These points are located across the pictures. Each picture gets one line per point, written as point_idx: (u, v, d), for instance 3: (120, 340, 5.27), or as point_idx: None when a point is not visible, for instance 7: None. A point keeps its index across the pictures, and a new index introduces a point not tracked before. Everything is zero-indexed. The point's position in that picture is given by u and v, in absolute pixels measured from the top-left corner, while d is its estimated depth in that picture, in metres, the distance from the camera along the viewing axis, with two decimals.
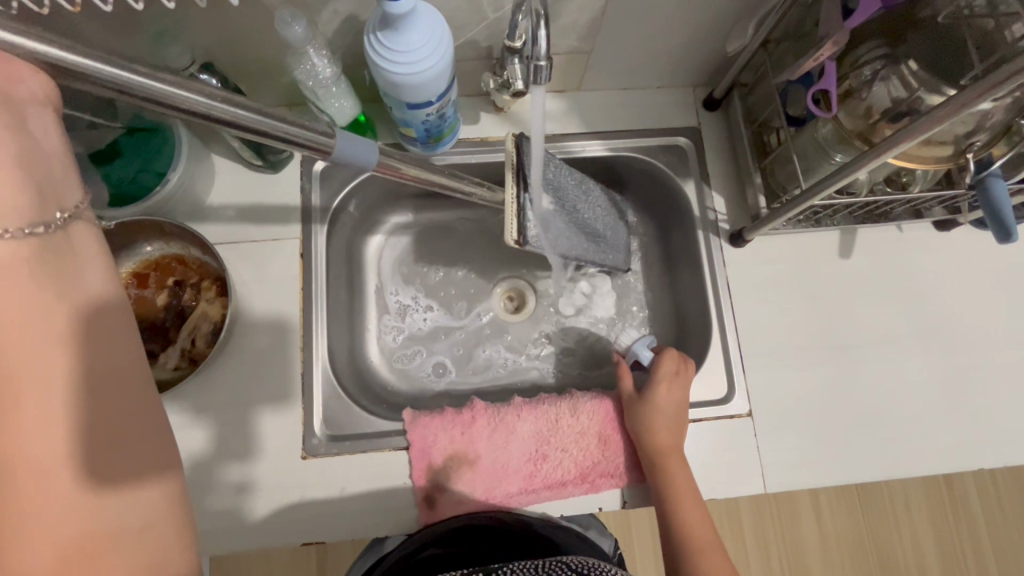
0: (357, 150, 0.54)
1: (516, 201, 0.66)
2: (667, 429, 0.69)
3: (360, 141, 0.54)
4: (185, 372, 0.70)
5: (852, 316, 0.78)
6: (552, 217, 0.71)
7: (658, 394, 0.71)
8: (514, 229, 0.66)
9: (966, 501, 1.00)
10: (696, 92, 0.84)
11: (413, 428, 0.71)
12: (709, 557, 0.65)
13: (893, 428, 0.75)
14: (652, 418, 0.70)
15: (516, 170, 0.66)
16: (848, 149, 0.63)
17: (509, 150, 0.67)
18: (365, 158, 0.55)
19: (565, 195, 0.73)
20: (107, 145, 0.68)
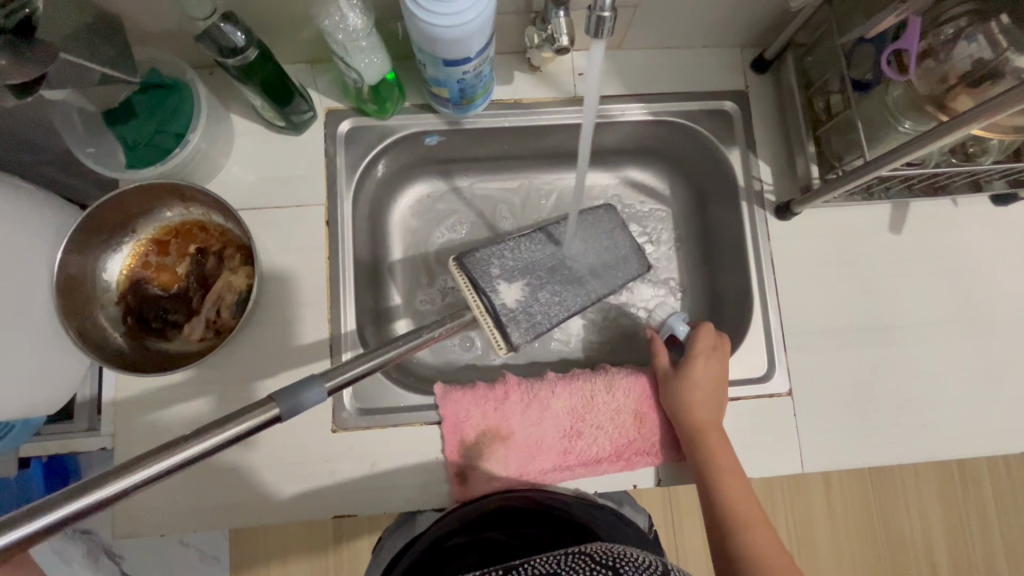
0: (298, 397, 0.43)
1: (488, 315, 0.64)
2: (707, 409, 0.67)
3: (298, 384, 0.44)
4: (210, 344, 0.68)
5: (898, 294, 0.75)
6: (531, 298, 0.68)
7: (699, 372, 0.68)
8: (499, 339, 0.65)
9: (980, 486, 1.02)
10: (744, 52, 0.79)
11: (445, 403, 0.69)
12: (757, 537, 0.62)
13: (935, 414, 0.73)
14: (691, 397, 0.68)
15: (473, 287, 0.65)
16: (919, 116, 0.59)
17: (458, 277, 0.66)
18: (316, 399, 0.45)
19: (535, 271, 0.70)
20: (122, 103, 0.64)
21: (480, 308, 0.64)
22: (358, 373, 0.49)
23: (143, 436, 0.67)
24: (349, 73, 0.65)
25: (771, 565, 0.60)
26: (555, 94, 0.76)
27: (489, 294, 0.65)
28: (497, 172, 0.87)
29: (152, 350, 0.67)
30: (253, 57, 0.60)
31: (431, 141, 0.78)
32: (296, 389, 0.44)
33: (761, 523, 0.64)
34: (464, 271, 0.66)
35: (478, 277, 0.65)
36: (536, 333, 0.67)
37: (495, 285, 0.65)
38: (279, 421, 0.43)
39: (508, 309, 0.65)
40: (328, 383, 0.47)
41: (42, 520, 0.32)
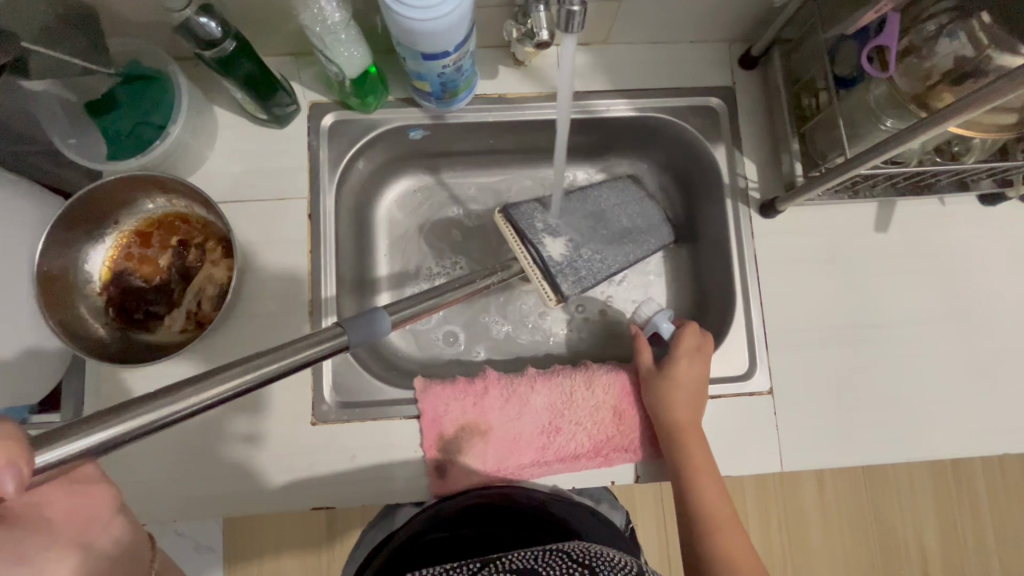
0: (364, 328, 0.47)
1: (536, 267, 0.70)
2: (687, 407, 0.67)
3: (364, 318, 0.48)
4: (191, 335, 0.68)
5: (884, 293, 0.75)
6: (576, 252, 0.72)
7: (680, 371, 0.68)
8: (550, 290, 0.70)
9: (973, 486, 1.02)
10: (732, 48, 0.78)
11: (425, 397, 0.69)
12: (725, 536, 0.64)
13: (919, 413, 0.73)
14: (670, 394, 0.68)
15: (519, 240, 0.70)
16: (902, 114, 0.58)
17: (506, 229, 0.71)
18: (377, 330, 0.48)
19: (578, 228, 0.74)
20: (106, 94, 0.64)
21: (529, 261, 0.70)
22: (414, 311, 0.56)
23: None
24: (329, 66, 0.65)
25: (734, 562, 0.62)
26: (540, 89, 0.76)
27: (536, 247, 0.70)
28: (484, 166, 0.86)
29: (134, 341, 0.67)
30: (231, 49, 0.60)
31: (415, 135, 0.78)
32: (365, 320, 0.48)
33: (731, 521, 0.65)
34: (511, 224, 0.71)
35: (525, 230, 0.70)
36: (584, 286, 0.71)
37: (542, 238, 0.70)
38: (347, 350, 0.46)
39: (555, 262, 0.70)
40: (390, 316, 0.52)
41: (138, 422, 0.32)
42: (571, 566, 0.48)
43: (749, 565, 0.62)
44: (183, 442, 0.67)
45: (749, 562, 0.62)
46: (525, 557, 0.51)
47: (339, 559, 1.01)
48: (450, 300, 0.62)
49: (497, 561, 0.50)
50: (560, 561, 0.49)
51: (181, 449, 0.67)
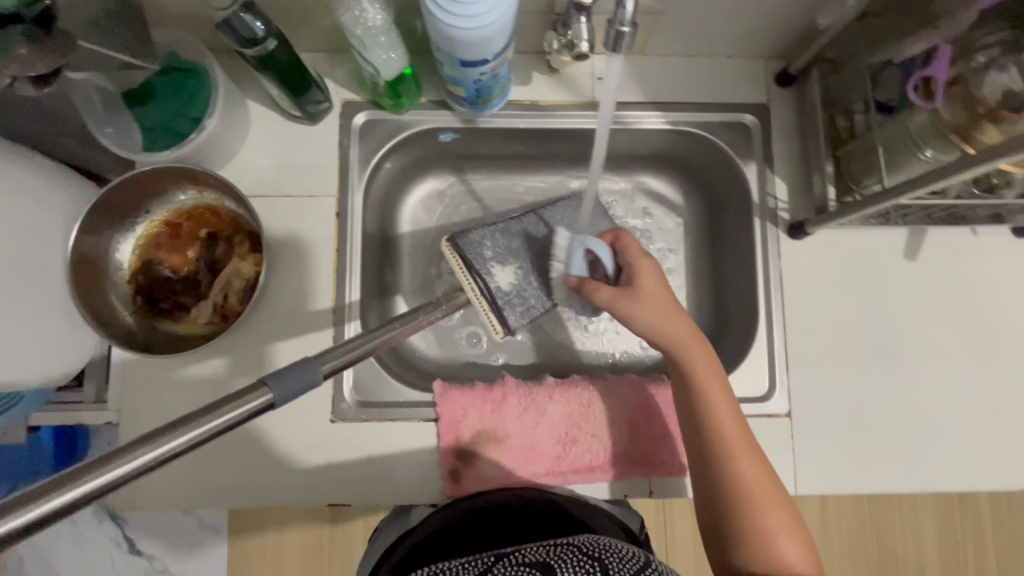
0: (298, 379, 0.40)
1: (483, 298, 0.65)
2: (665, 308, 0.61)
3: (288, 370, 0.40)
4: (216, 327, 0.69)
5: (910, 321, 0.74)
6: (525, 279, 0.68)
7: (644, 277, 0.62)
8: (496, 324, 0.65)
9: (978, 520, 1.01)
10: (769, 64, 0.77)
11: (443, 401, 0.70)
12: (740, 464, 0.56)
13: (936, 443, 0.72)
14: (646, 310, 0.60)
15: (466, 268, 0.65)
16: (944, 145, 0.57)
17: (451, 258, 0.66)
18: (310, 381, 0.41)
19: (528, 252, 0.70)
20: (142, 84, 0.64)
21: (475, 291, 0.64)
22: (364, 350, 0.47)
23: (148, 412, 0.69)
24: (365, 66, 0.65)
25: (753, 497, 0.55)
26: (573, 98, 0.76)
27: (483, 276, 0.65)
28: (512, 171, 0.86)
29: (159, 330, 0.68)
30: (272, 47, 0.60)
31: (445, 138, 0.78)
32: (290, 372, 0.40)
33: (745, 444, 0.57)
34: (457, 251, 0.66)
35: (473, 259, 0.65)
36: (530, 316, 0.68)
37: (489, 267, 0.66)
38: (271, 409, 0.39)
39: (502, 292, 0.66)
40: (325, 366, 0.43)
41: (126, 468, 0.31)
42: (584, 561, 0.49)
43: (773, 500, 0.55)
44: None
45: (772, 497, 0.55)
46: (537, 552, 0.51)
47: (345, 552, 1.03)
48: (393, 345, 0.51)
49: (510, 556, 0.51)
50: (571, 556, 0.50)
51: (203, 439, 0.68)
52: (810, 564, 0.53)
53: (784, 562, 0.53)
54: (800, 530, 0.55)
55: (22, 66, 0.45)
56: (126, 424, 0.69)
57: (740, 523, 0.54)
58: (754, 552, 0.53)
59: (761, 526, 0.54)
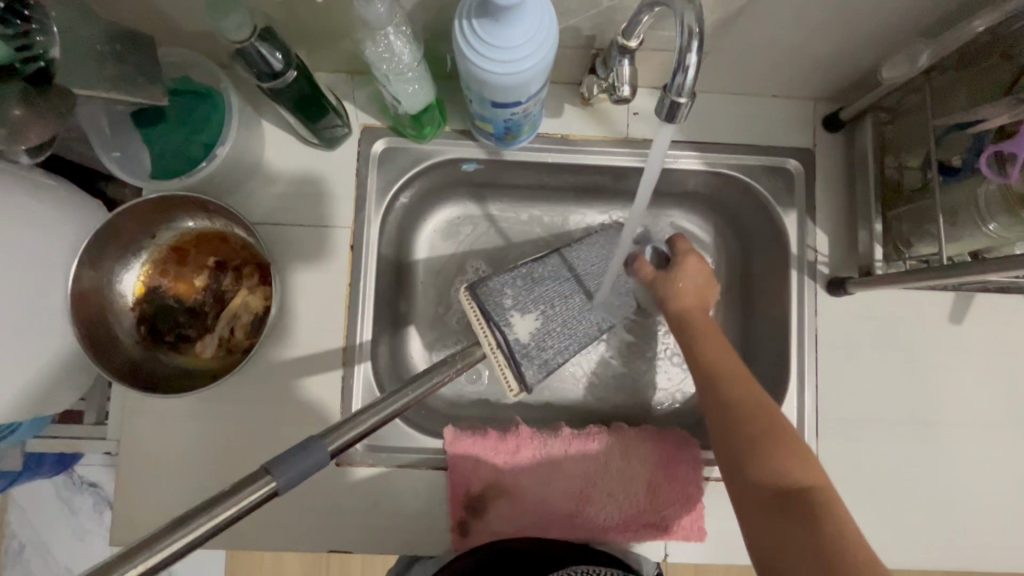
0: (292, 470, 0.36)
1: (500, 352, 0.56)
2: (693, 295, 0.68)
3: (292, 452, 0.36)
4: (222, 362, 0.66)
5: (950, 389, 0.70)
6: (545, 330, 0.61)
7: (685, 262, 0.70)
8: (513, 380, 0.57)
9: None
10: (818, 106, 0.72)
11: (454, 450, 0.67)
12: (721, 386, 0.56)
13: (967, 522, 0.68)
14: (676, 285, 0.68)
15: (483, 320, 0.57)
16: (1012, 219, 0.53)
17: (468, 307, 0.58)
18: (315, 466, 0.37)
19: (548, 298, 0.63)
20: (151, 106, 0.60)
21: (492, 345, 0.56)
22: (370, 425, 0.41)
23: (148, 445, 0.66)
24: (388, 98, 0.60)
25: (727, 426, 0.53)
26: (606, 134, 0.71)
27: (503, 329, 0.57)
28: (535, 203, 0.81)
29: (162, 362, 0.65)
30: (292, 78, 0.56)
31: (468, 168, 0.74)
32: (292, 457, 0.36)
33: (729, 370, 0.57)
34: (475, 299, 0.58)
35: (492, 309, 0.57)
36: (549, 371, 0.60)
37: (508, 317, 0.58)
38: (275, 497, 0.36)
39: (521, 345, 0.58)
40: (329, 447, 0.38)
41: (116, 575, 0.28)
42: None
43: (763, 420, 0.52)
44: (207, 468, 0.66)
45: (759, 415, 0.52)
46: None
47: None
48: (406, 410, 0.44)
49: None
50: None
51: (204, 476, 0.66)
52: (816, 477, 0.48)
53: (781, 476, 0.48)
54: (799, 445, 0.50)
55: (12, 136, 0.42)
56: (123, 457, 0.66)
57: (725, 442, 0.52)
58: (750, 468, 0.50)
59: (751, 442, 0.51)
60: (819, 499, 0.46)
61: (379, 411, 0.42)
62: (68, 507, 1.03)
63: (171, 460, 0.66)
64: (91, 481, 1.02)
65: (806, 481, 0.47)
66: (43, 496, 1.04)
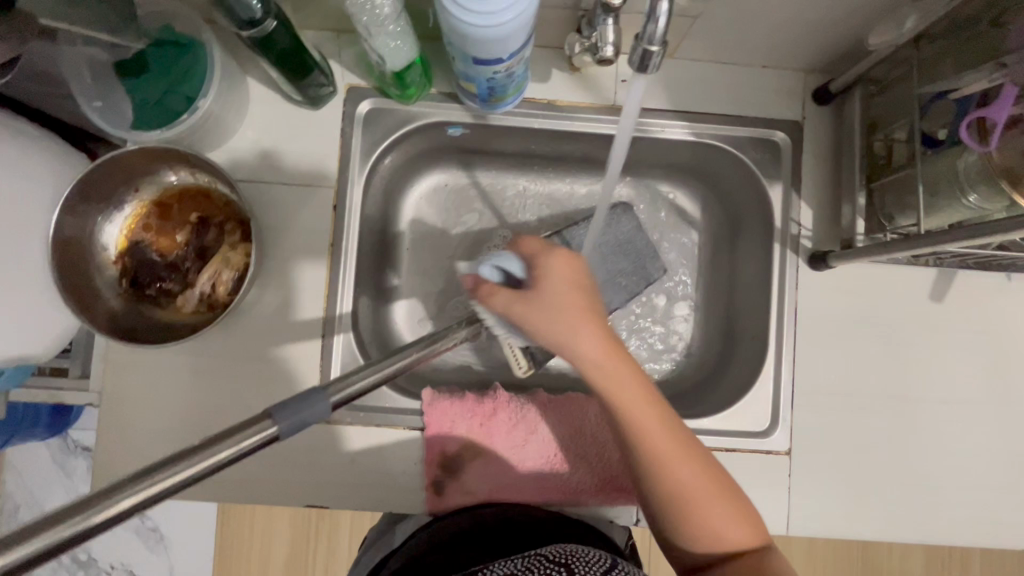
0: (304, 411, 0.37)
1: (508, 334, 0.62)
2: (579, 307, 0.52)
3: (296, 398, 0.37)
4: (203, 317, 0.67)
5: (926, 366, 0.70)
6: None
7: (548, 267, 0.54)
8: (523, 359, 0.65)
9: None
10: (808, 78, 0.71)
11: (431, 411, 0.68)
12: (674, 470, 0.52)
13: (937, 496, 0.69)
14: (550, 305, 0.52)
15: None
16: (991, 191, 0.53)
17: None
18: (318, 416, 0.38)
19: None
20: (136, 56, 0.60)
21: (498, 325, 0.61)
22: (377, 380, 0.43)
23: (130, 397, 0.67)
24: (371, 54, 0.60)
25: (681, 485, 0.52)
26: (593, 100, 0.71)
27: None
28: (522, 170, 0.81)
29: (144, 316, 0.66)
30: (272, 29, 0.56)
31: (454, 132, 0.74)
32: (296, 403, 0.37)
33: (662, 429, 0.52)
34: (481, 278, 0.62)
35: None
36: (552, 345, 0.67)
37: None
38: (275, 443, 0.36)
39: None
40: (335, 396, 0.39)
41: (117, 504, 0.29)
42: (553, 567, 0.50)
43: (709, 491, 0.52)
44: (188, 421, 0.67)
45: (712, 496, 0.52)
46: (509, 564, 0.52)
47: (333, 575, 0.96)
48: (412, 369, 0.48)
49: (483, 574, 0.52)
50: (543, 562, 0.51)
51: (185, 429, 0.67)
52: (752, 538, 0.52)
53: (729, 543, 0.52)
54: (726, 491, 0.53)
55: None
56: (106, 409, 0.67)
57: (676, 518, 0.53)
58: (704, 541, 0.52)
59: (700, 515, 0.52)
60: (763, 567, 0.51)
61: (389, 368, 0.45)
62: (63, 469, 1.05)
63: (154, 412, 0.67)
64: (84, 446, 1.04)
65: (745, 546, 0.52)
66: (37, 459, 1.05)
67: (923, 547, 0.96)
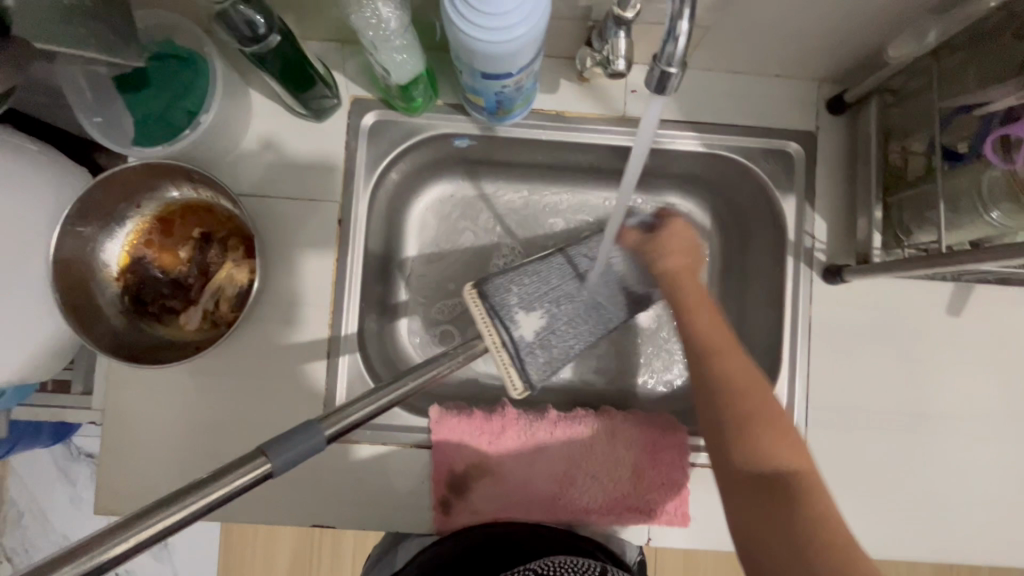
0: (293, 447, 0.37)
1: (507, 350, 0.59)
2: (682, 258, 0.64)
3: (285, 435, 0.37)
4: (206, 334, 0.66)
5: (943, 382, 0.69)
6: (550, 326, 0.63)
7: (672, 232, 0.65)
8: (517, 378, 0.59)
9: None
10: (823, 87, 0.70)
11: (438, 428, 0.66)
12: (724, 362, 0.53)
13: (952, 515, 0.68)
14: (666, 241, 0.65)
15: (491, 321, 0.59)
16: (1015, 208, 0.51)
17: (475, 307, 0.60)
18: (311, 450, 0.38)
19: (552, 297, 0.65)
20: (135, 70, 0.59)
21: (497, 343, 0.58)
22: (372, 411, 0.43)
23: (132, 416, 0.66)
24: (377, 67, 0.59)
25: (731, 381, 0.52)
26: (602, 111, 0.69)
27: (507, 327, 0.59)
28: (529, 181, 0.79)
29: (146, 333, 0.65)
30: (275, 43, 0.55)
31: (460, 144, 0.73)
32: (287, 439, 0.37)
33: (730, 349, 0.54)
34: (483, 299, 0.60)
35: (499, 306, 0.60)
36: (552, 369, 0.63)
37: (514, 315, 0.60)
38: (268, 478, 0.36)
39: (527, 342, 0.60)
40: (326, 430, 0.40)
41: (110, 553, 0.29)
42: None
43: (757, 399, 0.51)
44: (192, 439, 0.66)
45: (772, 430, 0.50)
46: None
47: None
48: (410, 396, 0.47)
49: None
50: None
51: (189, 448, 0.66)
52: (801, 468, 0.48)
53: (774, 463, 0.48)
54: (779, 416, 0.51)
55: None
56: (108, 427, 0.66)
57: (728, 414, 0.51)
58: (744, 450, 0.49)
59: (756, 448, 0.49)
60: (807, 494, 0.47)
61: (383, 397, 0.44)
62: (67, 477, 1.04)
63: (157, 430, 0.66)
64: (87, 452, 1.03)
65: (792, 468, 0.48)
66: (41, 466, 1.04)
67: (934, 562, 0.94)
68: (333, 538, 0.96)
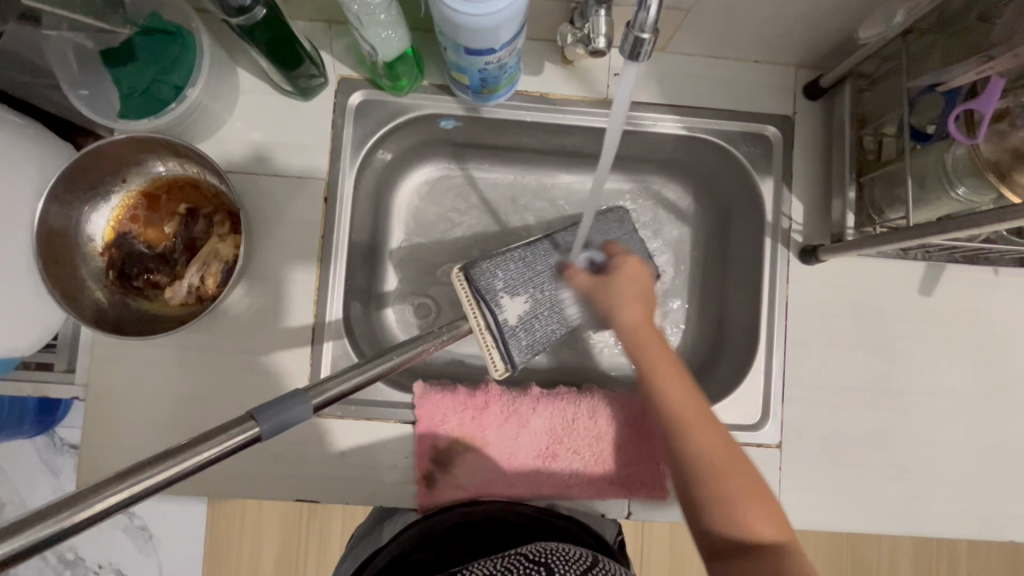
0: (283, 412, 0.37)
1: (488, 332, 0.61)
2: (638, 300, 0.64)
3: (275, 400, 0.37)
4: (191, 310, 0.66)
5: (915, 360, 0.71)
6: (535, 310, 0.64)
7: (621, 266, 0.66)
8: (499, 360, 0.62)
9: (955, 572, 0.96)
10: (799, 73, 0.72)
11: (422, 404, 0.67)
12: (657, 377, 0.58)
13: (923, 488, 0.70)
14: (620, 292, 0.64)
15: (475, 303, 0.62)
16: (980, 183, 0.53)
17: (462, 289, 0.62)
18: (301, 417, 0.38)
19: (540, 281, 0.66)
20: (122, 44, 0.59)
21: (481, 326, 0.61)
22: (360, 381, 0.44)
23: (114, 390, 0.66)
24: (363, 44, 0.60)
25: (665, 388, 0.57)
26: (586, 93, 0.71)
27: (492, 309, 0.61)
28: (515, 164, 0.81)
29: (130, 307, 0.65)
30: (260, 16, 0.56)
31: (446, 125, 0.74)
32: (277, 404, 0.37)
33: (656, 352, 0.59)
34: (469, 283, 0.62)
35: (484, 289, 0.61)
36: (535, 351, 0.64)
37: (499, 299, 0.62)
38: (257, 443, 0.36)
39: (510, 326, 0.62)
40: (314, 399, 0.40)
41: (90, 510, 0.28)
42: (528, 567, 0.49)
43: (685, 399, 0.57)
44: (176, 414, 0.66)
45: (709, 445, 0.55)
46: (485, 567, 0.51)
47: (324, 571, 0.96)
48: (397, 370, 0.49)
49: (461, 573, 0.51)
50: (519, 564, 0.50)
51: (172, 423, 0.66)
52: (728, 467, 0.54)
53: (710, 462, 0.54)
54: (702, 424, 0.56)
55: None
56: (90, 402, 0.66)
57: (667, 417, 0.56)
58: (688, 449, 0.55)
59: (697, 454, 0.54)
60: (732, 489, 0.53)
61: (370, 370, 0.45)
62: (50, 469, 1.02)
63: (141, 405, 0.66)
64: (71, 443, 1.01)
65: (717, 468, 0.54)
66: (24, 456, 1.03)
67: (910, 541, 0.96)
68: (320, 520, 0.96)
